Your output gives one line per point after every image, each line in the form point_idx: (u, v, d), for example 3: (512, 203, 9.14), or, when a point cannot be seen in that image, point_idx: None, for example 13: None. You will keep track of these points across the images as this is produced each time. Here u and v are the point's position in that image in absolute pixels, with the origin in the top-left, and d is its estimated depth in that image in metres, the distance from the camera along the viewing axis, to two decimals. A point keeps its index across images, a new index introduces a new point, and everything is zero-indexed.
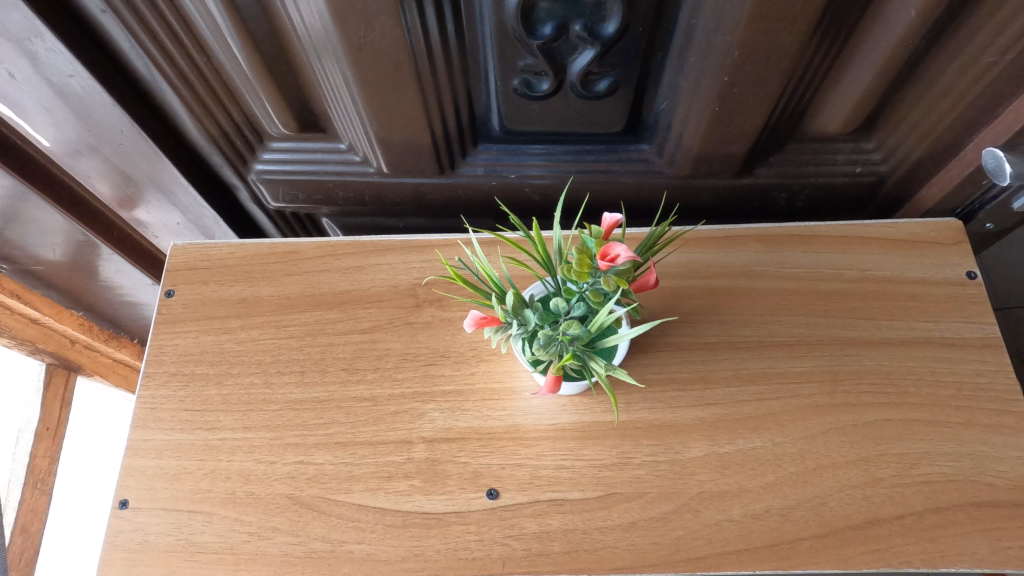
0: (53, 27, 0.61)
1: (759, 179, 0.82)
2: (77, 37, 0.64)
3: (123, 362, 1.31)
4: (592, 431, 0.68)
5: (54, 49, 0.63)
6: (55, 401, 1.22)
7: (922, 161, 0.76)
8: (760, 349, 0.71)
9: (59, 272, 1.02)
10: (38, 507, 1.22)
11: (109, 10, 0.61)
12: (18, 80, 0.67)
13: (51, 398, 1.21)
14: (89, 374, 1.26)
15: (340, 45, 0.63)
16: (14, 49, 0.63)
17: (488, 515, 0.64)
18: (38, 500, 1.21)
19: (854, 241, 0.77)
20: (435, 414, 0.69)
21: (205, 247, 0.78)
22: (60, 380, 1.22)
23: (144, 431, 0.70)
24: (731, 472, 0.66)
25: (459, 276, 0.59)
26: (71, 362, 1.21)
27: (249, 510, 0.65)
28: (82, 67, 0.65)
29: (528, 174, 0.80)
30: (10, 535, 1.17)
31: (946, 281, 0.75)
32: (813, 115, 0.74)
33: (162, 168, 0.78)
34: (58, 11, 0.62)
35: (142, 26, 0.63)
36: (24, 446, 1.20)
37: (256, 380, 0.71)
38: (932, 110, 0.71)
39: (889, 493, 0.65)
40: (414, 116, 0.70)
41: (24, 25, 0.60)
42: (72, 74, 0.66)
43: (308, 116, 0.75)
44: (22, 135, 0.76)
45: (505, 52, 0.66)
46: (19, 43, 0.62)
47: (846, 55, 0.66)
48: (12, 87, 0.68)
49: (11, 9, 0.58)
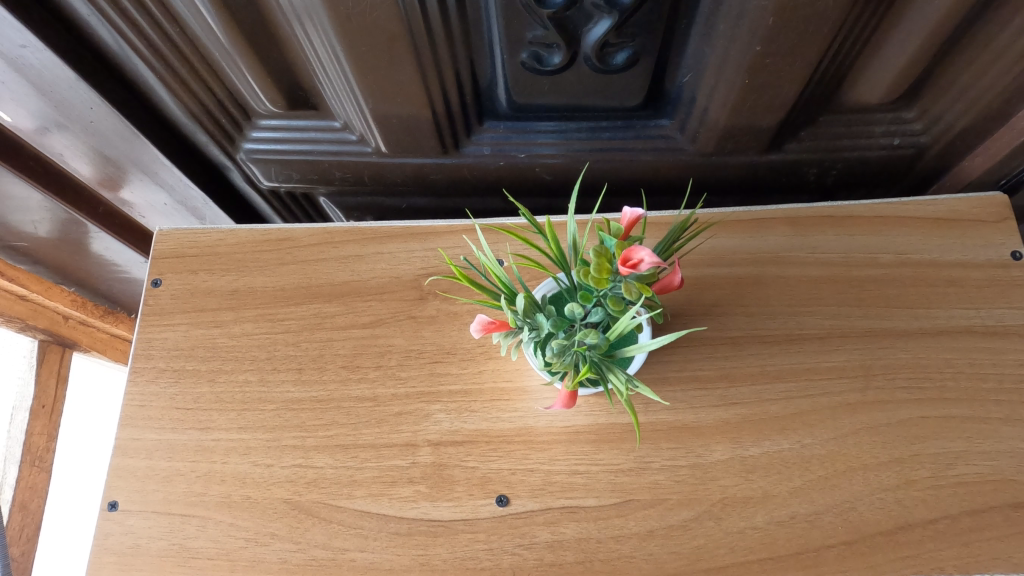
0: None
1: (789, 155, 0.76)
2: (27, 6, 0.58)
3: (122, 336, 1.29)
4: (607, 434, 0.64)
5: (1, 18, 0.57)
6: (50, 378, 1.20)
7: (968, 131, 0.70)
8: (788, 343, 0.67)
9: (45, 247, 0.99)
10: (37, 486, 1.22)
11: None
12: None
13: (46, 374, 1.19)
14: (87, 351, 1.24)
15: (326, 17, 0.57)
16: None
17: (498, 524, 0.61)
18: (37, 477, 1.20)
19: (890, 221, 0.72)
20: (441, 415, 0.65)
21: (194, 232, 0.74)
22: (54, 356, 1.20)
23: (133, 430, 0.66)
24: (756, 476, 0.62)
25: (465, 276, 0.54)
26: (65, 339, 1.19)
27: (246, 515, 0.62)
28: (34, 37, 0.59)
29: (538, 153, 0.75)
30: (9, 513, 1.17)
31: (988, 264, 0.69)
32: (850, 85, 0.68)
33: (139, 146, 0.74)
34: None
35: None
36: (20, 424, 1.18)
37: (251, 378, 0.67)
38: (980, 78, 0.64)
39: (923, 496, 0.60)
40: (411, 89, 0.65)
41: None
42: (25, 45, 0.60)
43: (297, 93, 0.70)
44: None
45: (512, 22, 0.60)
46: None
47: (890, 21, 0.59)
48: None
49: None
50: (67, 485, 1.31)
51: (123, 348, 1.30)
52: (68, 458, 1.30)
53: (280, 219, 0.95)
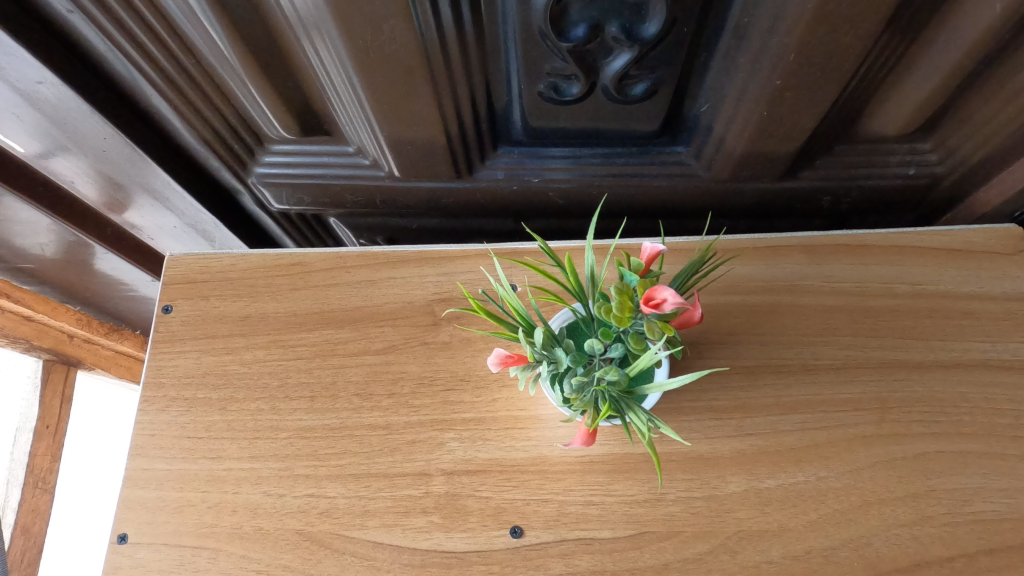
0: (18, 35, 0.55)
1: (803, 182, 0.75)
2: (44, 41, 0.58)
3: (126, 354, 1.28)
4: (623, 464, 0.63)
5: (18, 55, 0.57)
6: (54, 397, 1.22)
7: (983, 163, 0.70)
8: (804, 374, 0.66)
9: (52, 269, 0.99)
10: (40, 506, 1.22)
11: (77, 11, 0.55)
12: None
13: (50, 394, 1.21)
14: (90, 367, 1.23)
15: (344, 48, 0.57)
16: None
17: (512, 556, 0.60)
18: (42, 498, 1.22)
19: (906, 251, 0.72)
20: (454, 444, 0.64)
21: (206, 258, 0.73)
22: (60, 375, 1.21)
23: (143, 460, 0.65)
24: (771, 510, 0.61)
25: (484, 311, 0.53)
26: (70, 357, 1.18)
27: (257, 546, 0.61)
28: (51, 74, 0.59)
29: (551, 178, 0.75)
30: (10, 537, 1.18)
31: (1004, 296, 0.70)
32: (867, 116, 0.67)
33: (150, 172, 0.73)
34: (22, 15, 0.56)
35: (120, 30, 0.57)
36: (24, 445, 1.19)
37: (263, 406, 0.67)
38: (998, 114, 0.64)
39: (939, 533, 0.60)
40: (427, 117, 0.65)
41: None
42: (41, 81, 0.60)
43: (311, 120, 0.70)
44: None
45: (531, 54, 0.60)
46: None
47: (911, 56, 0.59)
48: None
49: None
50: (69, 503, 1.32)
51: (126, 365, 1.29)
52: (69, 478, 1.32)
53: (292, 241, 0.95)
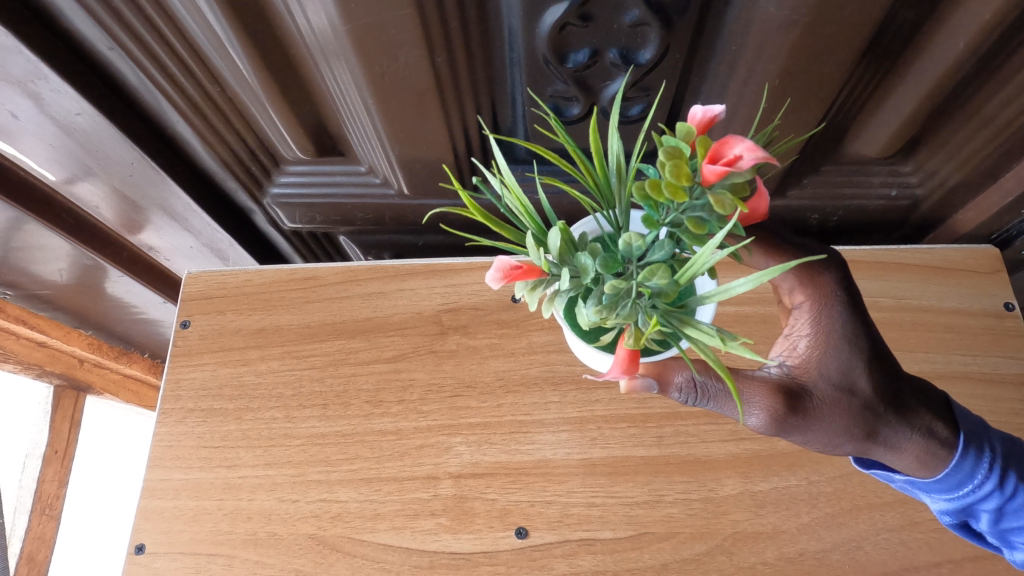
0: (60, 69, 0.59)
1: (791, 201, 0.79)
2: (82, 74, 0.62)
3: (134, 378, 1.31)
4: (623, 467, 0.65)
5: (60, 89, 0.61)
6: (62, 422, 1.27)
7: (961, 185, 0.74)
8: None
9: (68, 294, 1.02)
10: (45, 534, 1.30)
11: (117, 48, 0.59)
12: (21, 120, 0.66)
13: (60, 420, 1.27)
14: (99, 391, 1.26)
15: (360, 74, 0.60)
16: (16, 90, 0.61)
17: (517, 556, 0.62)
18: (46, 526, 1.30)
19: (891, 267, 0.75)
20: (461, 448, 0.66)
21: (222, 274, 0.77)
22: (70, 401, 1.26)
23: (161, 470, 0.68)
24: (765, 511, 0.64)
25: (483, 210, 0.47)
26: (80, 382, 1.22)
27: (271, 552, 0.63)
28: (88, 105, 0.63)
29: (551, 196, 0.78)
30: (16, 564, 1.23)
31: (983, 312, 0.73)
32: (850, 138, 0.71)
33: (171, 194, 0.77)
34: (62, 50, 0.59)
35: (152, 64, 0.61)
36: (32, 472, 1.27)
37: (277, 414, 0.69)
38: (974, 137, 0.68)
39: (926, 537, 0.62)
40: (436, 137, 0.68)
41: (27, 68, 0.58)
42: (79, 112, 0.64)
43: (325, 141, 0.73)
44: (25, 170, 0.75)
45: (535, 78, 0.64)
46: (22, 85, 0.60)
47: (890, 81, 0.63)
48: (16, 126, 0.67)
49: (15, 54, 0.56)
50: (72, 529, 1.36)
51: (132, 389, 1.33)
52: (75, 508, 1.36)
53: (303, 259, 0.98)
